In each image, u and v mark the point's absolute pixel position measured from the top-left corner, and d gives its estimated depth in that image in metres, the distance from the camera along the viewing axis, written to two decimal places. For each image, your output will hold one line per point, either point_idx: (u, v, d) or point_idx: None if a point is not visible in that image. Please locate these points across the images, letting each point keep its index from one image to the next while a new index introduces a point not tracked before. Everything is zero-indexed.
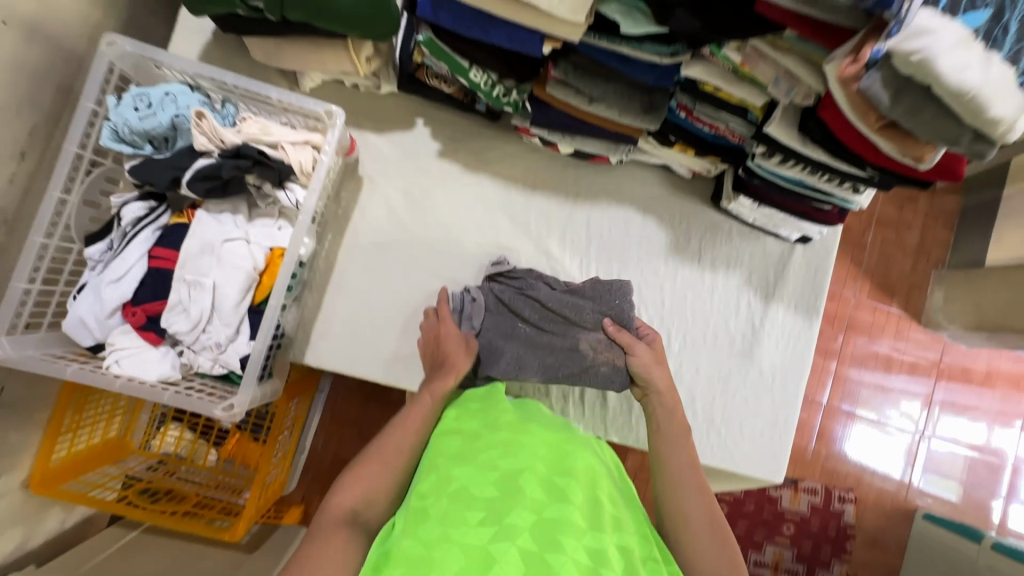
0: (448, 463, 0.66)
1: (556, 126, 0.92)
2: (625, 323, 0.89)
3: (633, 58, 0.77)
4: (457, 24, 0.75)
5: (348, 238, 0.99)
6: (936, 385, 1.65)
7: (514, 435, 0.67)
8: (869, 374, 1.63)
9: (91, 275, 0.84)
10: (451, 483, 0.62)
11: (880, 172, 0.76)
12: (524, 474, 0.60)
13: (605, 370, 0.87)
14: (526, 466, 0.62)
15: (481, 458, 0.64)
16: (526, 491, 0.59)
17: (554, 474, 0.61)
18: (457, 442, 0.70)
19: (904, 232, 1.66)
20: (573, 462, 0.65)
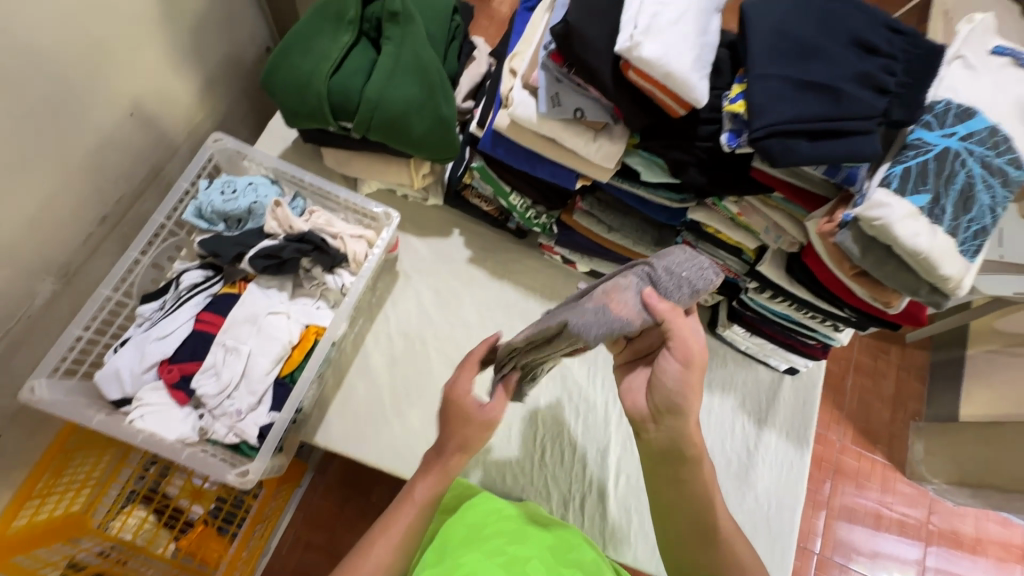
0: (456, 550, 0.70)
1: (578, 247, 1.07)
2: (667, 296, 0.59)
3: (648, 200, 0.93)
4: (509, 157, 0.91)
5: (378, 324, 1.08)
6: (927, 548, 1.63)
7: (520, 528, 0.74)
8: (861, 525, 1.63)
9: (136, 331, 0.90)
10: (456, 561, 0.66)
11: (856, 313, 0.89)
12: (534, 560, 0.66)
13: (596, 305, 0.57)
14: (535, 555, 0.67)
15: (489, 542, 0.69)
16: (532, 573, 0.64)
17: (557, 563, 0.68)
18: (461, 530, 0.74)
19: (880, 381, 1.77)
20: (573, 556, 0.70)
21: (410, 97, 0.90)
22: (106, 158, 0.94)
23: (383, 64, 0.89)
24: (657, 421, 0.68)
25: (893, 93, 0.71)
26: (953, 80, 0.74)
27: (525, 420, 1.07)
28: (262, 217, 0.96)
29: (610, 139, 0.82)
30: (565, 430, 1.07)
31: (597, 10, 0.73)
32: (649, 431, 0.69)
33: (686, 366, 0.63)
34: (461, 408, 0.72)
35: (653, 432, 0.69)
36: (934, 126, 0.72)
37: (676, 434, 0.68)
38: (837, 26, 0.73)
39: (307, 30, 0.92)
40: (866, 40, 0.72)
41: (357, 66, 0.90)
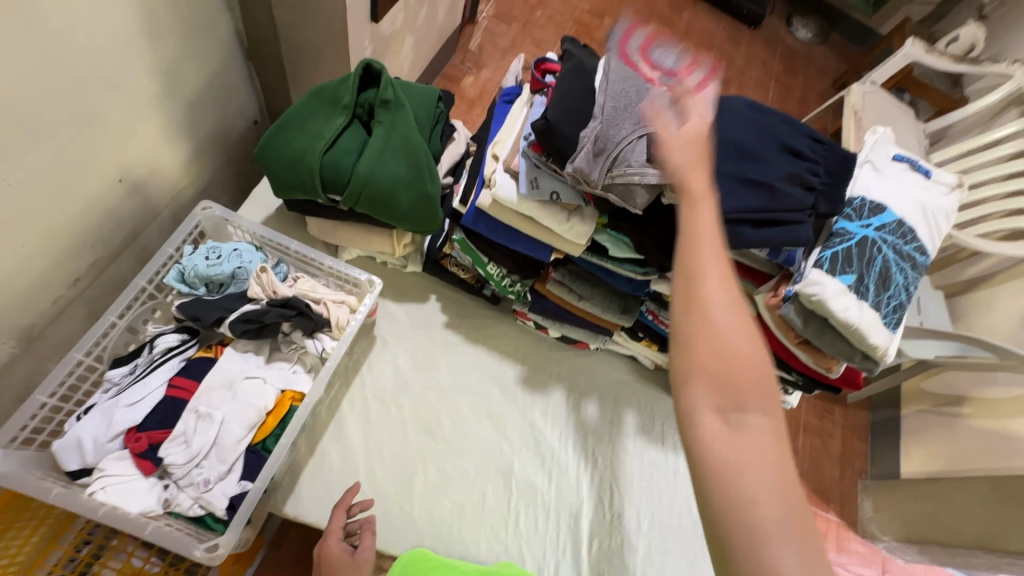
0: None
1: (550, 314, 1.13)
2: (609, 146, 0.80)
3: (615, 272, 1.02)
4: (490, 232, 0.99)
5: (354, 389, 1.08)
6: None
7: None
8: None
9: (102, 397, 0.87)
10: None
11: (803, 377, 0.97)
12: None
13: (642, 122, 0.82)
14: None
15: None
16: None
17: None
18: None
19: (828, 441, 1.87)
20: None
21: (399, 174, 0.97)
22: (88, 224, 0.95)
23: (374, 144, 0.96)
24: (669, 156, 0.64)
25: (818, 190, 0.84)
26: (864, 180, 0.90)
27: (499, 484, 1.07)
28: (245, 282, 0.98)
29: (581, 220, 0.92)
30: (540, 495, 1.08)
31: (572, 110, 0.83)
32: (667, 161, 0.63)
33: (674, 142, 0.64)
34: (335, 560, 0.88)
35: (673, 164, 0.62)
36: (854, 217, 0.86)
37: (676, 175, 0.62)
38: (768, 133, 0.86)
39: (304, 110, 1.00)
40: (794, 146, 0.85)
41: (349, 145, 0.97)
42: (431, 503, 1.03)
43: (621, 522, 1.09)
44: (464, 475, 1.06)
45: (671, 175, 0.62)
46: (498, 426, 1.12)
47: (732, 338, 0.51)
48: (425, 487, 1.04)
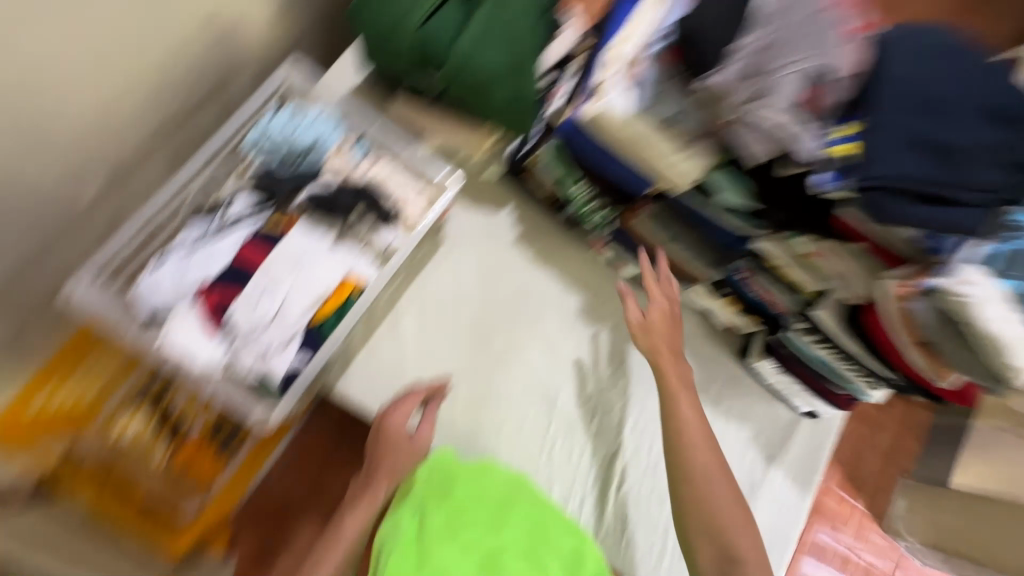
0: (437, 533, 0.86)
1: (631, 250, 1.05)
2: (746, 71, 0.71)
3: (717, 218, 0.89)
4: (589, 149, 0.87)
5: (415, 287, 1.06)
6: None
7: (493, 517, 0.88)
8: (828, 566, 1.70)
9: (179, 245, 0.89)
10: (435, 553, 0.84)
11: (903, 376, 0.87)
12: (505, 553, 0.85)
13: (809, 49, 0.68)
14: (506, 544, 0.86)
15: (466, 534, 0.86)
16: (507, 564, 0.85)
17: (534, 547, 0.86)
18: (442, 514, 0.88)
19: (877, 433, 1.78)
20: (547, 542, 0.88)
21: (496, 62, 0.86)
22: (171, 70, 0.92)
23: (474, 26, 0.87)
24: (645, 332, 0.96)
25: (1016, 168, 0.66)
26: None
27: (542, 411, 1.06)
28: (321, 158, 0.94)
29: (691, 151, 0.80)
30: (578, 430, 1.07)
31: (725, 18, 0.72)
32: (653, 349, 0.95)
33: (643, 314, 0.96)
34: (394, 432, 0.92)
35: (645, 339, 0.96)
36: None
37: (647, 345, 0.96)
38: (974, 85, 0.66)
39: None
40: (1004, 107, 0.66)
41: (450, 22, 0.88)
42: (473, 414, 1.04)
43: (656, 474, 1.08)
44: (507, 395, 1.05)
45: (643, 342, 0.96)
46: (551, 356, 1.09)
47: (712, 490, 0.90)
48: (470, 397, 1.04)
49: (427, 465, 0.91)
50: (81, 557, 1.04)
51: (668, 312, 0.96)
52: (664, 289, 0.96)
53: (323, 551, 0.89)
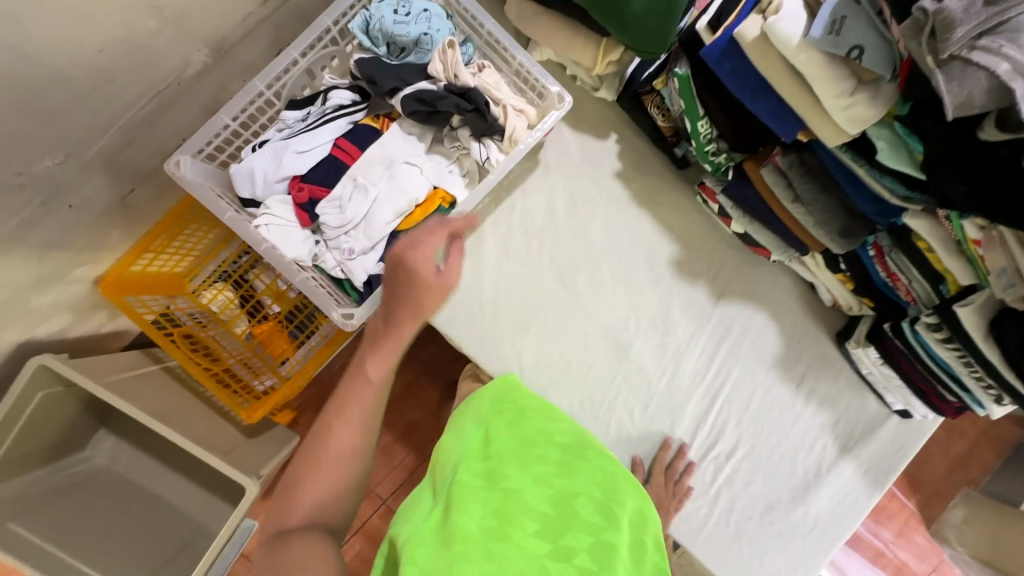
0: (502, 460, 0.72)
1: (745, 206, 0.92)
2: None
3: (861, 181, 0.78)
4: (732, 81, 0.75)
5: (502, 210, 1.01)
6: None
7: (566, 455, 0.76)
8: (859, 556, 1.64)
9: (276, 135, 0.86)
10: (503, 483, 0.67)
11: None
12: (579, 497, 0.66)
13: None
14: (580, 489, 0.68)
15: (537, 466, 0.71)
16: (581, 514, 0.64)
17: (608, 502, 0.66)
18: (511, 441, 0.76)
19: (953, 439, 1.65)
20: (622, 505, 0.67)
21: None
22: None
23: None
24: None
25: None
26: None
27: (612, 358, 1.02)
28: (427, 54, 0.86)
29: (870, 98, 0.66)
30: (647, 382, 1.03)
31: None
32: None
33: None
34: (413, 267, 0.65)
35: None
36: None
37: None
38: None
39: None
40: None
41: None
42: (541, 348, 1.01)
43: (716, 440, 1.06)
44: (580, 336, 1.02)
45: None
46: (632, 303, 1.03)
47: None
48: (541, 332, 1.01)
49: (494, 389, 0.90)
50: (160, 417, 1.17)
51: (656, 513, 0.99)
52: (667, 493, 1.01)
53: (339, 395, 0.67)
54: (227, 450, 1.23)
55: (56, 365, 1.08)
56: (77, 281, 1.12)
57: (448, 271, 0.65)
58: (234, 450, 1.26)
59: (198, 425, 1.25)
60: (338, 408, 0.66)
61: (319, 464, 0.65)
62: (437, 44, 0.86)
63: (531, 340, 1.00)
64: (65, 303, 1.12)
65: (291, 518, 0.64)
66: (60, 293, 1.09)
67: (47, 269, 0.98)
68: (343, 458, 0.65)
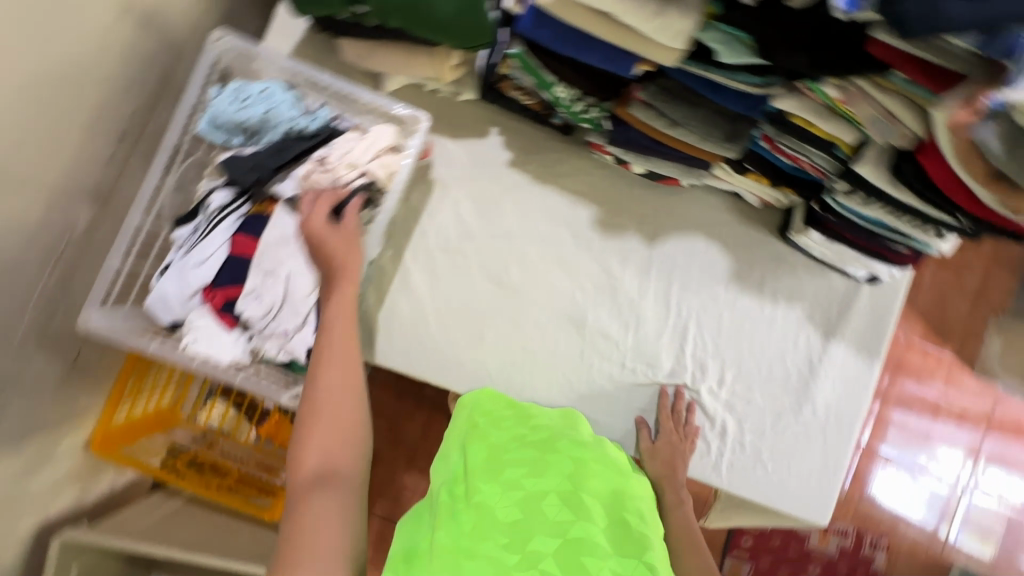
0: (470, 479, 0.64)
1: (634, 146, 0.92)
2: None
3: (722, 86, 0.78)
4: (556, 42, 0.76)
5: (416, 239, 1.02)
6: (983, 437, 1.77)
7: (540, 450, 0.68)
8: (916, 413, 1.76)
9: (176, 256, 0.88)
10: (472, 499, 0.60)
11: (973, 220, 0.74)
12: (547, 496, 0.59)
13: None
14: (550, 487, 0.60)
15: (507, 472, 0.63)
16: (550, 515, 0.57)
17: (578, 492, 0.59)
18: (482, 452, 0.69)
19: (964, 275, 1.79)
20: (594, 494, 0.59)
21: None
22: (119, 77, 0.87)
23: None
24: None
25: None
26: None
27: (572, 334, 1.03)
28: (279, 128, 0.88)
29: (681, 11, 0.66)
30: (616, 344, 1.04)
31: None
32: None
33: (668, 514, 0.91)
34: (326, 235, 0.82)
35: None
36: None
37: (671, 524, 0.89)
38: None
39: None
40: None
41: None
42: (503, 351, 1.02)
43: (703, 372, 1.05)
44: (535, 326, 1.03)
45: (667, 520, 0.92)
46: (573, 277, 1.04)
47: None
48: (496, 337, 1.02)
49: (477, 403, 0.85)
50: (197, 548, 1.19)
51: (671, 460, 0.97)
52: (678, 438, 0.99)
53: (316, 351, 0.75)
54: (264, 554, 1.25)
55: (77, 535, 1.11)
56: (68, 453, 1.14)
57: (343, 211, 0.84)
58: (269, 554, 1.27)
59: (236, 542, 1.28)
60: (328, 360, 0.73)
61: (333, 419, 0.69)
62: (284, 115, 0.87)
63: (489, 347, 1.01)
64: (66, 476, 1.15)
65: (302, 473, 0.64)
66: (57, 469, 1.12)
67: (31, 455, 1.03)
68: (348, 390, 0.72)
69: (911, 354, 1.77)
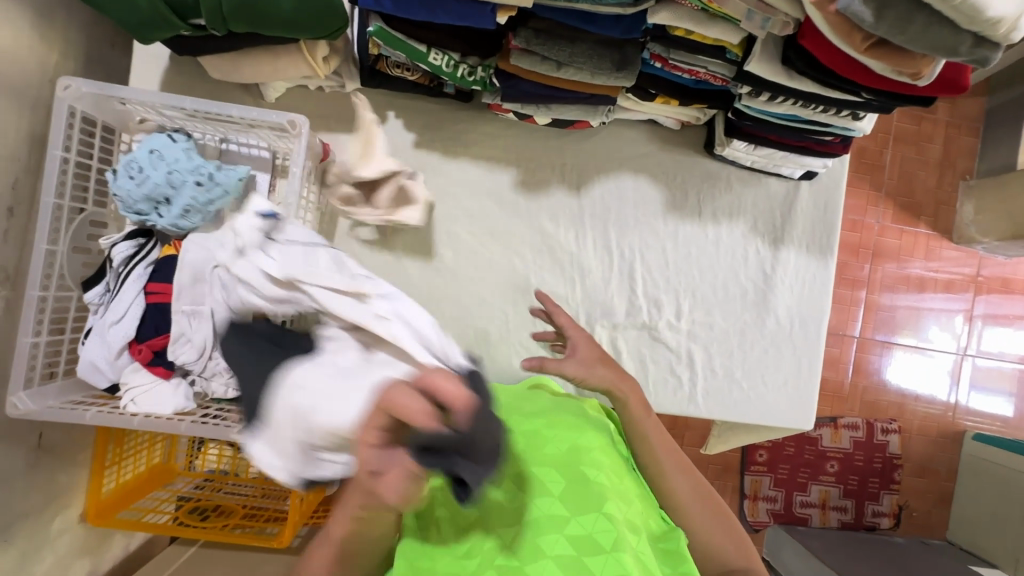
0: None
1: (530, 98, 0.88)
2: None
3: (595, 15, 0.74)
4: (404, 11, 0.73)
5: (340, 244, 0.99)
6: (975, 300, 1.77)
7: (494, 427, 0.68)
8: (903, 292, 1.75)
9: (94, 319, 0.86)
10: None
11: (876, 95, 0.72)
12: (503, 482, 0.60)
13: None
14: None
15: None
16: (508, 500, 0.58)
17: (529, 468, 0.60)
18: None
19: (924, 146, 1.76)
20: (548, 467, 0.60)
21: None
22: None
23: None
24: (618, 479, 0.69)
25: None
26: None
27: (521, 301, 1.01)
28: (185, 185, 0.85)
29: None
30: (566, 301, 1.02)
31: None
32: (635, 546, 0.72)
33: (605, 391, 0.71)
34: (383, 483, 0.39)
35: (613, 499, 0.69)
36: None
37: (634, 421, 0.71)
38: None
39: None
40: None
41: None
42: (456, 334, 1.00)
43: (660, 309, 1.04)
44: (481, 302, 1.01)
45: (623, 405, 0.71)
46: (507, 244, 1.01)
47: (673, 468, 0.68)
48: (445, 323, 1.00)
49: None
50: None
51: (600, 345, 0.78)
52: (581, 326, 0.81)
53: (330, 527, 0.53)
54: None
55: None
56: (65, 530, 1.11)
57: (385, 483, 0.39)
58: None
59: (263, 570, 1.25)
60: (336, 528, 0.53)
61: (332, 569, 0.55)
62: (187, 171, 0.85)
63: None
64: (69, 555, 1.12)
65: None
66: (58, 550, 1.09)
67: (20, 546, 0.99)
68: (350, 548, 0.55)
69: (886, 236, 1.75)
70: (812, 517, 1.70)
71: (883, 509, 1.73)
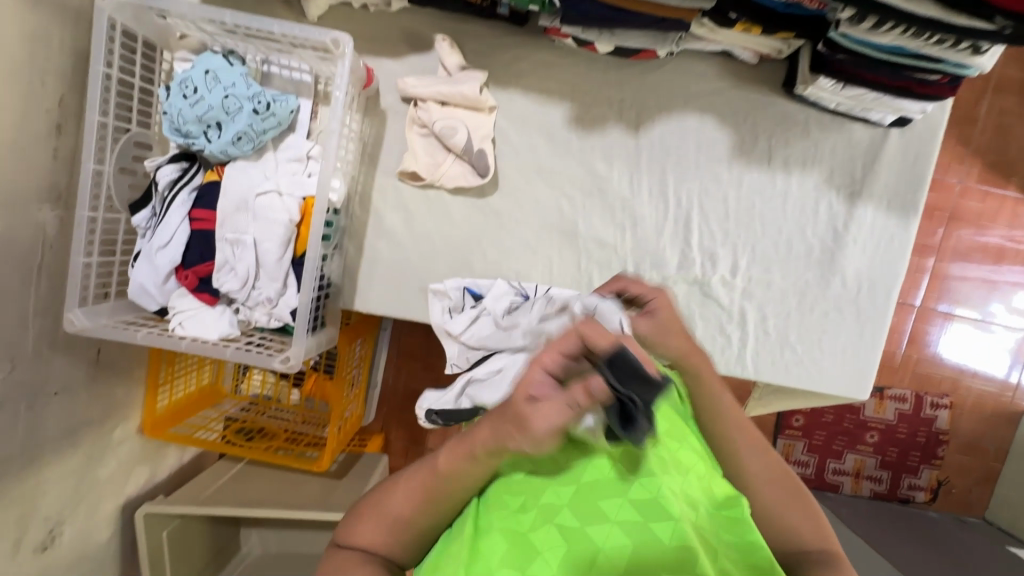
0: None
1: (594, 21, 0.79)
2: None
3: None
4: None
5: (381, 177, 0.95)
6: None
7: None
8: (977, 261, 1.60)
9: (144, 243, 0.87)
10: None
11: (1013, 24, 0.63)
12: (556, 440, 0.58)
13: None
14: None
15: None
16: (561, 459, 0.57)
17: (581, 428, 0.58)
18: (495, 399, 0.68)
19: None
20: None
21: None
22: (41, 54, 0.78)
23: None
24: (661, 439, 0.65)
25: None
26: None
27: (565, 247, 0.97)
28: (240, 111, 0.83)
29: None
30: (613, 249, 0.97)
31: None
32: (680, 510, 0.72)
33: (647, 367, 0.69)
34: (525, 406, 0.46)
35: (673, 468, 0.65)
36: None
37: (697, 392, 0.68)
38: None
39: None
40: None
41: None
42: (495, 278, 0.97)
43: (714, 262, 0.97)
44: (523, 246, 0.96)
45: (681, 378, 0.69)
46: (556, 186, 0.95)
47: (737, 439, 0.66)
48: (484, 265, 0.97)
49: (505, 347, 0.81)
50: (265, 501, 1.25)
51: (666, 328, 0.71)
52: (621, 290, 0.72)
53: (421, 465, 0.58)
54: (323, 499, 1.27)
55: (146, 505, 1.17)
56: (124, 441, 1.17)
57: (538, 409, 0.45)
58: (329, 497, 1.30)
59: (304, 491, 1.32)
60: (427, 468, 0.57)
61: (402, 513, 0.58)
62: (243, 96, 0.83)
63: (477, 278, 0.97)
64: (130, 462, 1.20)
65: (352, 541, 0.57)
66: (119, 457, 1.16)
67: (86, 450, 1.06)
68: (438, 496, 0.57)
69: (968, 198, 1.58)
70: (843, 485, 1.64)
71: (920, 483, 1.66)
